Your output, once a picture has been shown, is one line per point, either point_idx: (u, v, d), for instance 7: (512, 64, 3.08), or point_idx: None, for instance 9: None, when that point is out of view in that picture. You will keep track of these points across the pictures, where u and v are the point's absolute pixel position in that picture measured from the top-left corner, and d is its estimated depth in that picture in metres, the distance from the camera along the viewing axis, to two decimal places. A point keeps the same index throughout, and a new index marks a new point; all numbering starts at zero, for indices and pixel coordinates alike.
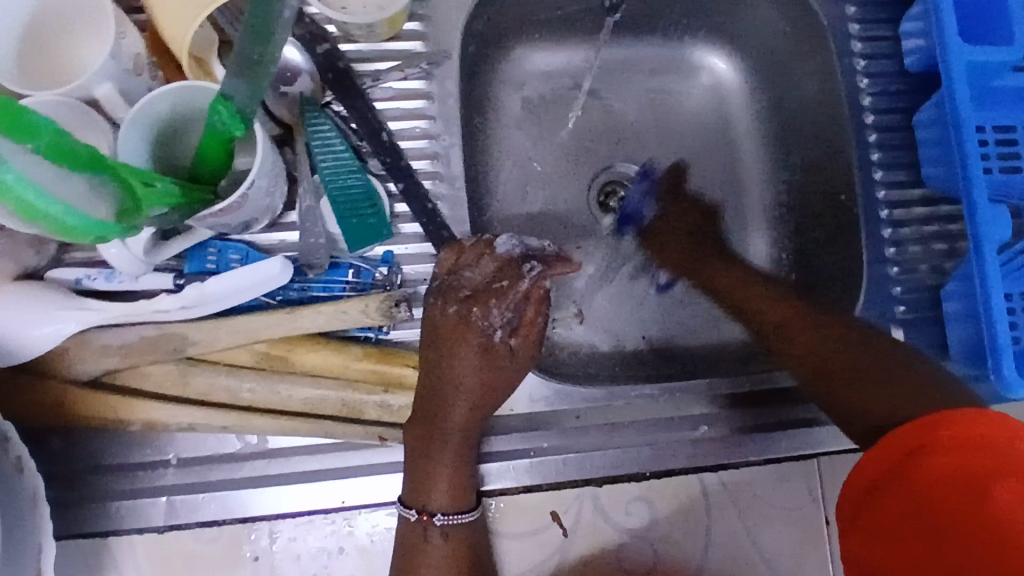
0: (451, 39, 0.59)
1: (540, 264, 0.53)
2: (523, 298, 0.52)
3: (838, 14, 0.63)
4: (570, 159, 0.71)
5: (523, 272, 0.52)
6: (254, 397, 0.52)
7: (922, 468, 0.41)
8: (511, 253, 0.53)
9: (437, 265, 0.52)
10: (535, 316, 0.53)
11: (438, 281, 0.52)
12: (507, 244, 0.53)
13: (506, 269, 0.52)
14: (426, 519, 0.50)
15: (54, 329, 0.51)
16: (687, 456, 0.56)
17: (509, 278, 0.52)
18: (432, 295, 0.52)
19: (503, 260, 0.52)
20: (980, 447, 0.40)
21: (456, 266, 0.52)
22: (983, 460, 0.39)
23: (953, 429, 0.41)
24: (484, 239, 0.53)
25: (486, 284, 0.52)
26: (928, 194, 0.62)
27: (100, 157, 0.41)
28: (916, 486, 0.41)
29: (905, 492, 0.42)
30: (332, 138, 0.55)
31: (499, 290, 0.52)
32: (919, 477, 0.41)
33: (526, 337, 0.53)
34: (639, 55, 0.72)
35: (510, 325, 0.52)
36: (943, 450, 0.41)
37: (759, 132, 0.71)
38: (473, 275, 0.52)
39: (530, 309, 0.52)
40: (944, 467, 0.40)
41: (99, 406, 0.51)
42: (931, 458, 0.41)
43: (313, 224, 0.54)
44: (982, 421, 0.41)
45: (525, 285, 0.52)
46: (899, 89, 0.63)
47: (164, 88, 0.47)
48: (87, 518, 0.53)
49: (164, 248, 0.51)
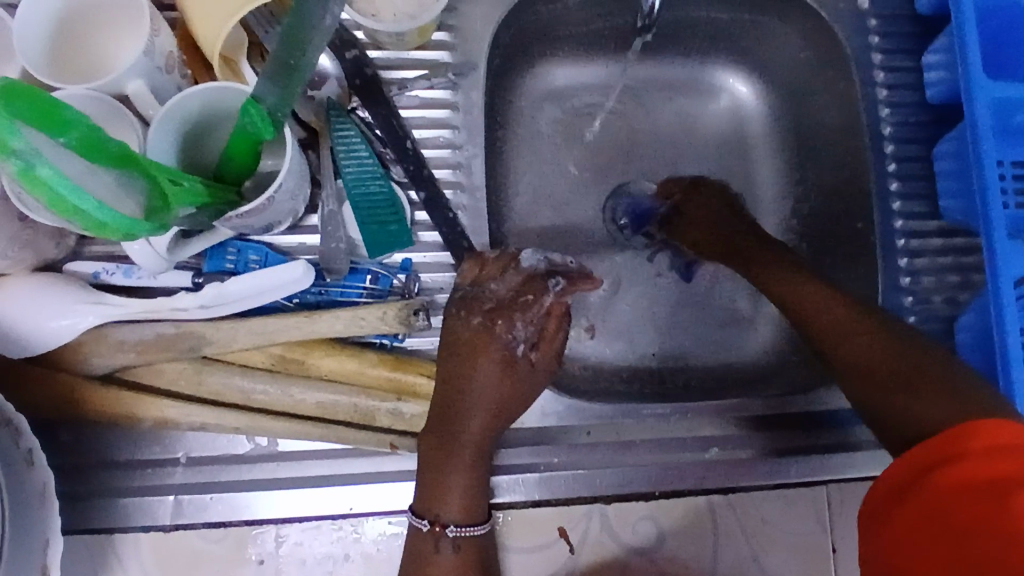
0: (477, 50, 0.60)
1: (563, 281, 0.53)
2: (546, 313, 0.52)
3: (862, 43, 0.63)
4: (588, 175, 0.72)
5: (548, 287, 0.52)
6: (267, 399, 0.52)
7: (946, 474, 0.42)
8: (535, 268, 0.53)
9: (460, 275, 0.53)
10: (556, 332, 0.53)
11: (462, 292, 0.52)
12: (532, 259, 0.53)
13: (530, 283, 0.52)
14: (438, 530, 0.49)
15: (70, 323, 0.51)
16: (697, 478, 0.56)
17: (533, 291, 0.52)
18: (454, 305, 0.52)
19: (528, 273, 0.52)
20: (1006, 457, 0.40)
21: (479, 278, 0.52)
22: (1008, 470, 0.39)
23: (981, 440, 0.42)
24: (509, 252, 0.53)
25: (510, 297, 0.52)
26: (946, 226, 0.62)
27: (131, 156, 0.41)
28: (937, 490, 0.41)
29: (926, 498, 0.42)
30: (356, 144, 0.55)
31: (524, 304, 0.52)
32: (943, 480, 0.41)
33: (546, 352, 0.53)
34: (661, 74, 0.73)
35: (531, 339, 0.52)
36: (970, 459, 0.41)
37: (777, 156, 0.72)
38: (498, 288, 0.52)
39: (552, 324, 0.53)
40: (970, 474, 0.40)
41: (112, 402, 0.51)
42: (956, 467, 0.41)
43: (334, 229, 0.55)
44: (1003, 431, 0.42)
45: (549, 300, 0.52)
46: (922, 120, 0.63)
47: (195, 88, 0.47)
48: (94, 514, 0.53)
49: (185, 247, 0.51)
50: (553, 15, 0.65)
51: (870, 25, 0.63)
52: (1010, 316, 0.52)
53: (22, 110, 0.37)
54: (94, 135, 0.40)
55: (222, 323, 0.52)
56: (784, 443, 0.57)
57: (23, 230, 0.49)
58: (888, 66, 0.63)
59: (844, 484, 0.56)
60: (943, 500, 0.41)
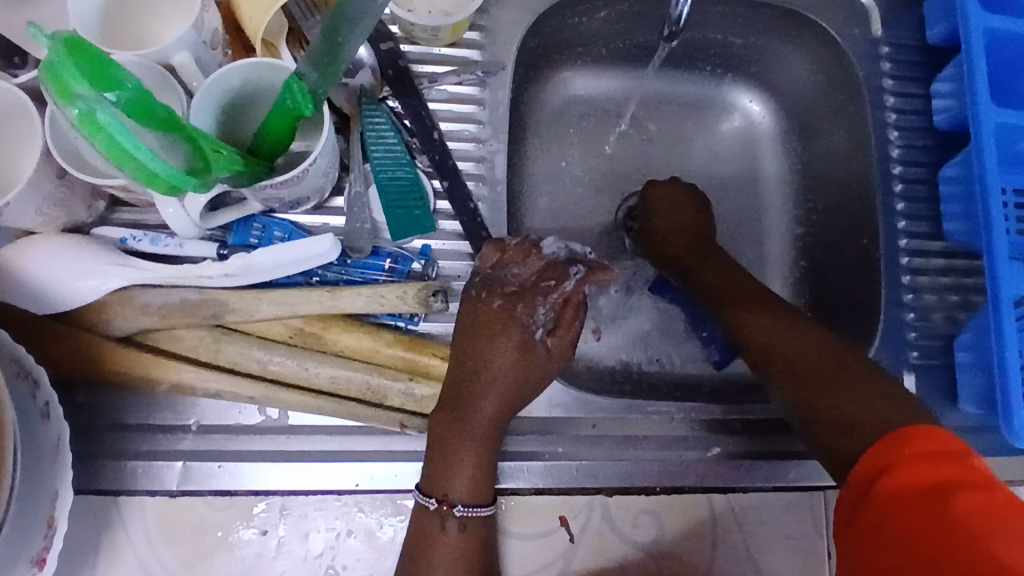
0: (506, 52, 0.62)
1: (584, 269, 0.54)
2: (565, 300, 0.54)
3: (874, 68, 0.66)
4: (601, 183, 0.74)
5: (569, 274, 0.54)
6: (283, 370, 0.53)
7: (895, 478, 0.46)
8: (557, 255, 0.54)
9: (481, 259, 0.54)
10: (572, 319, 0.54)
11: (482, 276, 0.54)
12: (553, 246, 0.55)
13: (551, 269, 0.54)
14: (445, 509, 0.50)
15: (96, 284, 0.52)
16: (697, 475, 0.57)
17: (555, 276, 0.54)
18: (475, 287, 0.54)
19: (550, 260, 0.54)
20: (942, 459, 0.45)
21: (500, 262, 0.54)
22: (946, 471, 0.44)
23: (921, 445, 0.46)
24: (530, 239, 0.54)
25: (531, 282, 0.54)
26: (948, 247, 0.64)
27: (176, 120, 0.43)
28: (886, 495, 0.45)
29: (877, 503, 0.46)
30: (385, 131, 0.57)
31: (545, 289, 0.54)
32: (887, 484, 0.46)
33: (563, 339, 0.54)
34: (677, 91, 0.75)
35: (549, 325, 0.54)
36: (909, 462, 0.46)
37: (786, 177, 0.74)
38: (519, 272, 0.54)
39: (570, 311, 0.54)
40: (913, 474, 0.45)
41: (130, 363, 0.51)
42: (897, 471, 0.46)
43: (359, 209, 0.56)
44: (931, 436, 0.47)
45: (569, 286, 0.54)
46: (928, 145, 0.65)
47: (239, 62, 0.49)
48: (102, 474, 0.53)
49: (213, 218, 0.53)
50: (578, 26, 0.68)
51: (882, 53, 0.66)
52: (1008, 333, 0.54)
53: (83, 64, 0.38)
54: (142, 96, 0.41)
55: (246, 292, 0.53)
56: (782, 447, 0.59)
57: (59, 188, 0.50)
58: (898, 92, 0.66)
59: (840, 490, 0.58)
60: (891, 505, 0.45)
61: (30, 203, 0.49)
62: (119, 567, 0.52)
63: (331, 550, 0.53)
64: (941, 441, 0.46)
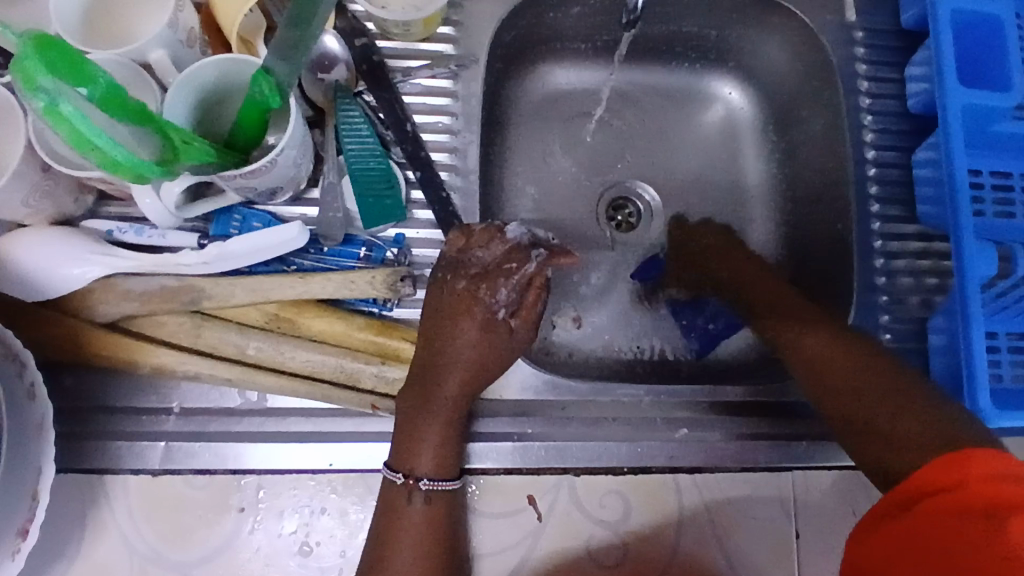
0: (479, 44, 0.64)
1: (545, 253, 0.57)
2: (528, 282, 0.56)
3: (847, 54, 0.66)
4: (583, 174, 0.75)
5: (530, 257, 0.56)
6: (259, 355, 0.55)
7: (944, 498, 0.45)
8: (521, 239, 0.56)
9: (447, 244, 0.56)
10: (534, 301, 0.57)
11: (448, 259, 0.56)
12: (516, 231, 0.57)
13: (514, 253, 0.56)
14: (411, 483, 0.52)
15: (81, 272, 0.55)
16: (665, 456, 0.58)
17: (518, 260, 0.56)
18: (441, 270, 0.56)
19: (513, 244, 0.56)
20: (1003, 486, 0.43)
21: (466, 247, 0.55)
22: (1006, 496, 0.43)
23: (980, 468, 0.45)
24: (494, 224, 0.56)
25: (495, 265, 0.56)
26: (923, 231, 0.64)
27: (148, 114, 0.45)
28: (937, 511, 0.44)
29: (922, 517, 0.45)
30: (359, 123, 0.59)
31: (508, 271, 0.56)
32: (943, 501, 0.45)
33: (525, 320, 0.56)
34: (659, 81, 0.76)
35: (512, 306, 0.56)
36: (971, 486, 0.44)
37: (767, 165, 0.74)
38: (483, 256, 0.56)
39: (532, 293, 0.57)
40: (970, 496, 0.44)
41: (113, 346, 0.54)
42: (962, 492, 0.44)
43: (332, 199, 0.58)
44: (995, 461, 0.45)
45: (531, 269, 0.56)
46: (903, 129, 0.65)
47: (210, 58, 0.51)
48: (88, 454, 0.56)
49: (192, 208, 0.55)
50: (554, 20, 0.69)
51: (856, 38, 0.66)
52: (974, 314, 0.55)
53: (54, 61, 0.41)
54: (114, 89, 0.44)
55: (222, 279, 0.55)
56: (751, 428, 0.60)
57: (44, 181, 0.52)
58: (872, 77, 0.66)
59: (808, 472, 0.58)
60: (941, 521, 0.44)
61: (17, 193, 0.51)
62: (103, 544, 0.55)
63: (305, 527, 0.55)
64: (1006, 466, 0.44)
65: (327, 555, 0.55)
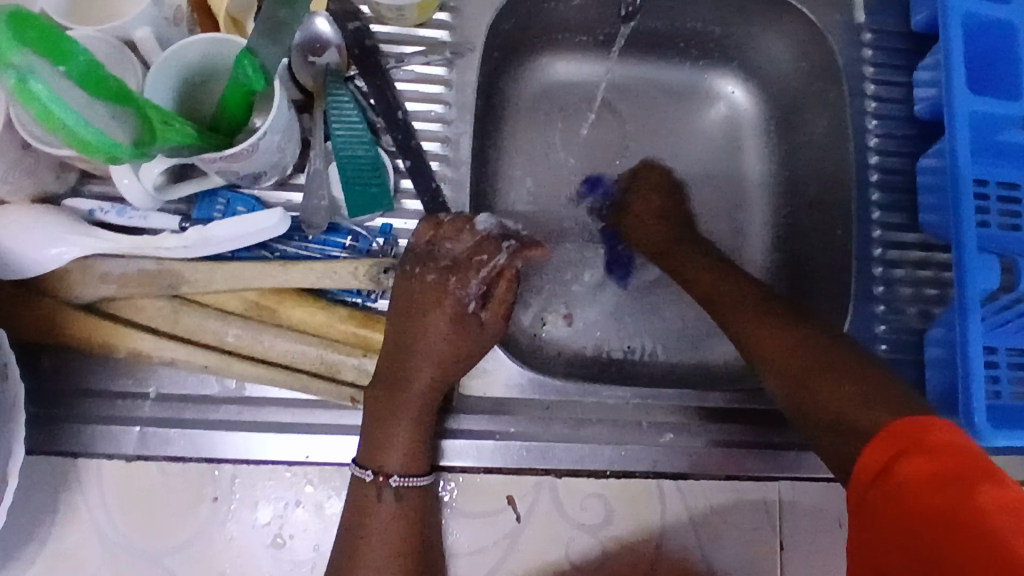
0: (475, 32, 0.62)
1: (515, 244, 0.56)
2: (498, 274, 0.55)
3: (854, 55, 0.64)
4: (580, 168, 0.73)
5: (501, 248, 0.55)
6: (238, 342, 0.54)
7: (905, 472, 0.43)
8: (490, 230, 0.56)
9: (415, 236, 0.54)
10: (504, 293, 0.55)
11: (417, 251, 0.54)
12: (485, 223, 0.56)
13: (483, 244, 0.55)
14: (381, 480, 0.51)
15: (57, 253, 0.53)
16: (649, 461, 0.57)
17: (487, 251, 0.55)
18: (408, 263, 0.54)
19: (482, 236, 0.55)
20: (957, 452, 0.42)
21: (435, 239, 0.54)
22: (963, 463, 0.42)
23: (934, 437, 0.44)
24: (464, 215, 0.55)
25: (465, 256, 0.55)
26: (924, 240, 0.62)
27: (126, 94, 0.45)
28: (906, 486, 0.43)
29: (890, 497, 0.43)
30: (349, 109, 0.58)
31: (478, 263, 0.54)
32: (904, 478, 0.43)
33: (496, 312, 0.55)
34: (660, 75, 0.74)
35: (482, 299, 0.55)
36: (923, 454, 0.43)
37: (767, 166, 0.73)
38: (453, 247, 0.54)
39: (501, 285, 0.55)
40: (929, 468, 0.42)
41: (90, 329, 0.53)
42: (920, 463, 0.43)
43: (318, 185, 0.56)
44: (940, 428, 0.44)
45: (501, 260, 0.55)
46: (908, 134, 0.64)
47: (197, 37, 0.50)
48: (61, 437, 0.55)
49: (173, 190, 0.53)
50: (554, 10, 0.67)
51: (864, 39, 0.64)
52: (973, 327, 0.53)
53: (32, 36, 0.39)
54: (93, 68, 0.43)
55: (202, 265, 0.54)
56: (739, 435, 0.59)
57: (24, 158, 0.51)
58: (878, 80, 0.64)
59: (796, 483, 0.57)
60: (909, 498, 0.42)
61: None
62: (75, 529, 0.54)
63: (279, 519, 0.54)
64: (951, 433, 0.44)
65: (301, 549, 0.54)
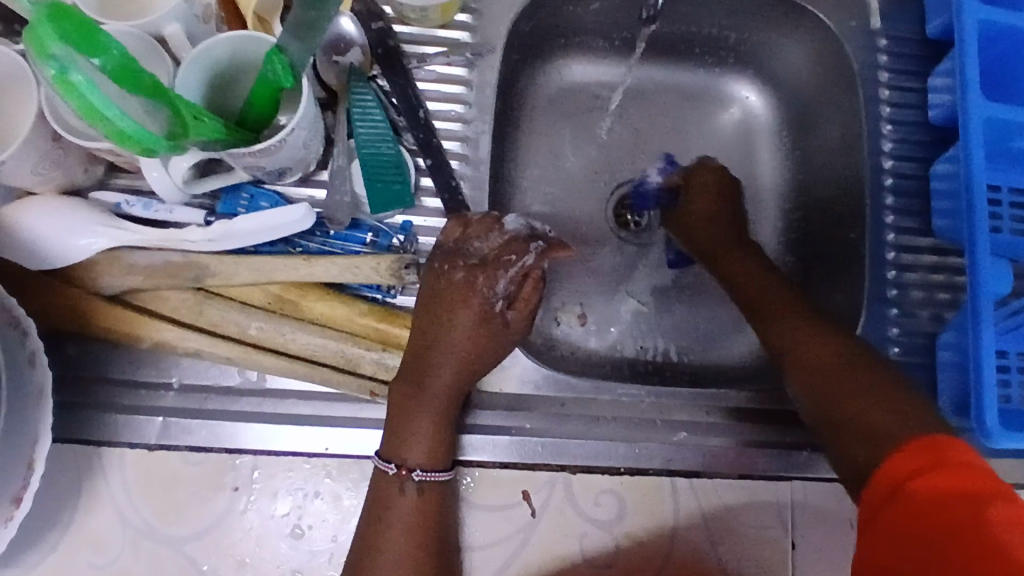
0: (496, 34, 0.63)
1: (543, 245, 0.57)
2: (524, 274, 0.56)
3: (870, 61, 0.65)
4: (596, 169, 0.74)
5: (529, 248, 0.56)
6: (260, 335, 0.55)
7: (917, 483, 0.44)
8: (519, 231, 0.57)
9: (444, 233, 0.56)
10: (531, 293, 0.56)
11: (446, 248, 0.55)
12: (514, 224, 0.57)
13: (512, 244, 0.56)
14: (403, 474, 0.51)
15: (87, 243, 0.54)
16: (663, 458, 0.58)
17: (516, 251, 0.56)
18: (438, 260, 0.55)
19: (510, 236, 0.56)
20: (972, 471, 0.43)
21: (464, 237, 0.55)
22: (976, 482, 0.43)
23: (952, 455, 0.45)
24: (493, 215, 0.56)
25: (493, 256, 0.56)
26: (937, 245, 0.63)
27: (160, 88, 0.45)
28: (915, 495, 0.44)
29: (901, 505, 0.44)
30: (372, 108, 0.59)
31: (506, 263, 0.55)
32: (918, 488, 0.44)
33: (521, 312, 0.56)
34: (677, 79, 0.75)
35: (508, 298, 0.56)
36: (939, 470, 0.44)
37: (780, 169, 0.73)
38: (481, 246, 0.56)
39: (528, 286, 0.56)
40: (941, 483, 0.43)
41: (116, 319, 0.54)
42: (936, 475, 0.44)
43: (340, 182, 0.58)
44: (956, 449, 0.45)
45: (529, 261, 0.56)
46: (922, 140, 0.64)
47: (226, 34, 0.51)
48: (85, 425, 0.55)
49: (202, 183, 0.55)
50: (574, 14, 0.68)
51: (879, 45, 0.65)
52: (986, 331, 0.54)
53: (66, 31, 0.40)
54: (127, 63, 0.43)
55: (227, 258, 0.55)
56: (752, 434, 0.59)
57: (55, 150, 0.52)
58: (894, 86, 0.65)
59: (808, 483, 0.58)
60: (918, 508, 0.43)
61: (26, 161, 0.51)
62: (97, 515, 0.55)
63: (297, 510, 0.55)
64: (966, 454, 0.45)
65: (318, 539, 0.55)
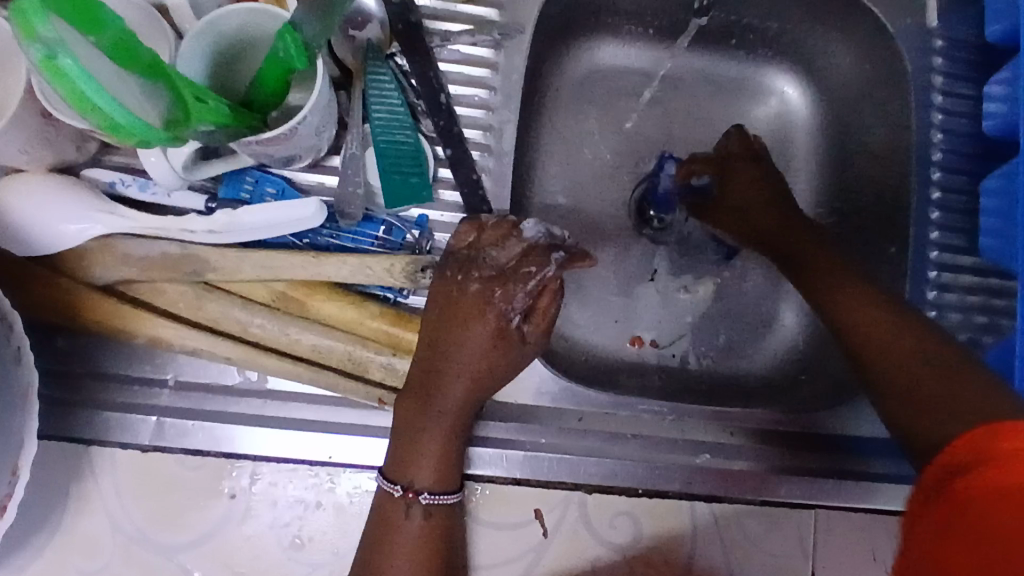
0: (525, 13, 0.58)
1: (565, 254, 0.49)
2: (544, 287, 0.50)
3: (925, 61, 0.60)
4: (620, 158, 0.69)
5: (549, 260, 0.49)
6: (263, 333, 0.51)
7: (971, 479, 0.39)
8: (539, 239, 0.50)
9: (455, 239, 0.51)
10: (550, 305, 0.50)
11: (457, 255, 0.50)
12: (534, 229, 0.50)
13: (531, 253, 0.50)
14: (410, 497, 0.49)
15: (78, 230, 0.50)
16: (682, 481, 0.55)
17: (536, 262, 0.49)
18: (449, 268, 0.50)
19: (530, 244, 0.50)
20: None
21: (477, 244, 0.50)
22: None
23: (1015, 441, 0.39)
24: (510, 219, 0.50)
25: (510, 266, 0.50)
26: (979, 264, 0.60)
27: (160, 67, 0.41)
28: (967, 493, 0.39)
29: (952, 502, 0.40)
30: (389, 90, 0.54)
31: (524, 276, 0.50)
32: (972, 483, 0.39)
33: (539, 325, 0.51)
34: (712, 66, 0.70)
35: (525, 311, 0.51)
36: (997, 462, 0.39)
37: (816, 170, 0.69)
38: (497, 255, 0.50)
39: (546, 298, 0.50)
40: (995, 482, 0.38)
41: (109, 313, 0.50)
42: (992, 470, 0.39)
43: (354, 172, 0.53)
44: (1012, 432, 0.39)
45: (549, 273, 0.49)
46: (972, 151, 0.60)
47: (234, 6, 0.46)
48: (75, 423, 0.52)
49: (201, 169, 0.50)
50: None
51: (936, 46, 0.61)
52: None
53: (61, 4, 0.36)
54: (126, 39, 0.39)
55: (231, 251, 0.51)
56: (776, 458, 0.56)
57: (44, 127, 0.47)
58: (947, 91, 0.60)
59: (833, 511, 0.55)
60: (970, 508, 0.38)
61: (12, 140, 0.46)
62: (87, 518, 0.51)
63: (298, 520, 0.52)
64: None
65: (320, 552, 0.52)
